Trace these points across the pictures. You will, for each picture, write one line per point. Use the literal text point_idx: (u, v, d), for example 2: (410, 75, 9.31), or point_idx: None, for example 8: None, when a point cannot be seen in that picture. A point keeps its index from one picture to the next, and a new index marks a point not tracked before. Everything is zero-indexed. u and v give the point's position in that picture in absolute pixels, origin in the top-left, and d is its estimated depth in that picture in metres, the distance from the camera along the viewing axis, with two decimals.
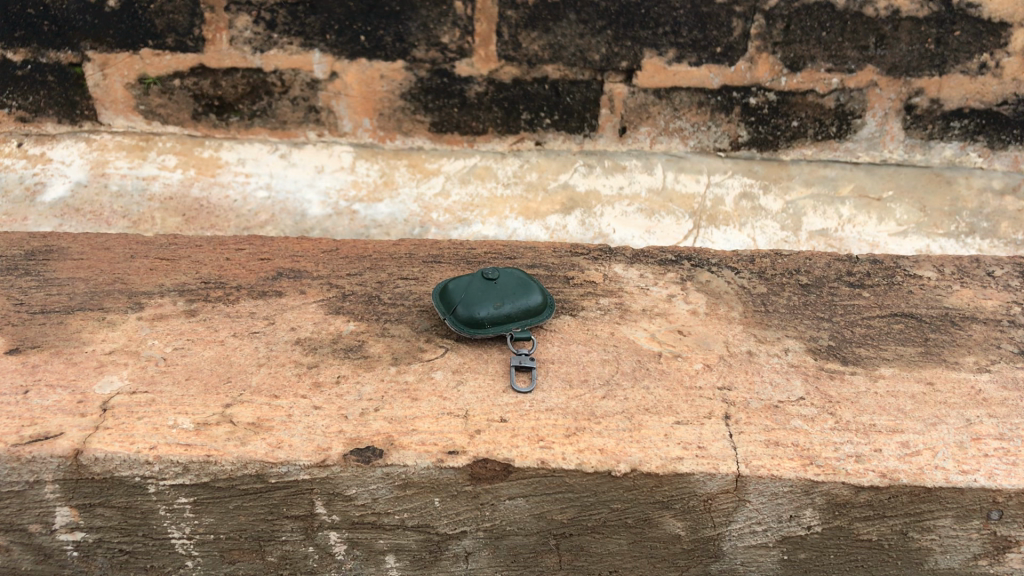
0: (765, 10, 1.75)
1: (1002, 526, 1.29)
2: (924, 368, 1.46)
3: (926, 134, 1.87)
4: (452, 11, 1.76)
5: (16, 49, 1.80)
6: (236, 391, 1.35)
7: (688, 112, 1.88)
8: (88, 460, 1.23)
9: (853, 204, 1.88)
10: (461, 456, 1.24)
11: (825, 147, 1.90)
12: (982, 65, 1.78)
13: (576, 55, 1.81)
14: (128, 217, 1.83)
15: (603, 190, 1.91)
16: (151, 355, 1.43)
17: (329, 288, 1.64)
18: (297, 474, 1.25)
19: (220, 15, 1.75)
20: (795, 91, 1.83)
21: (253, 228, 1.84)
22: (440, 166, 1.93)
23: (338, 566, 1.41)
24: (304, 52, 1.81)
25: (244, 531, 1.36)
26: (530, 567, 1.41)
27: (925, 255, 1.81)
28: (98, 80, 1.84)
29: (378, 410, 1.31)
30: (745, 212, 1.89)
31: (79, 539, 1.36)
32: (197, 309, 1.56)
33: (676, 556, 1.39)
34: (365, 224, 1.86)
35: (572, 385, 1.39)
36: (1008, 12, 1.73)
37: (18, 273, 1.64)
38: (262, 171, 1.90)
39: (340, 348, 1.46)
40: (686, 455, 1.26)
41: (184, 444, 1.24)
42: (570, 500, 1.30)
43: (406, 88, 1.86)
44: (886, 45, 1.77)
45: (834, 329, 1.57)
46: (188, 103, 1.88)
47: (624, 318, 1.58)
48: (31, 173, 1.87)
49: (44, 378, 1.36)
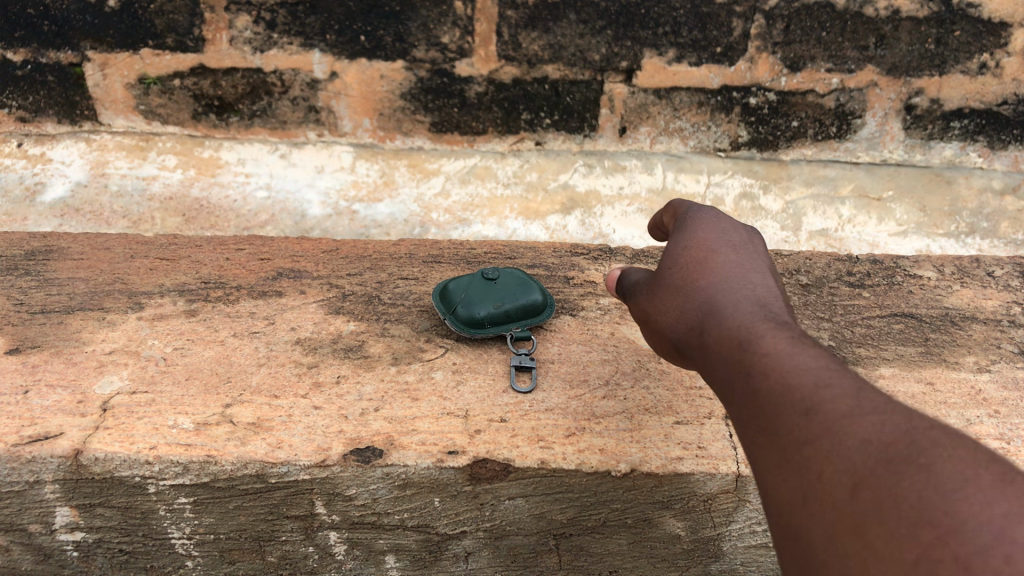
0: (765, 10, 1.74)
1: None
2: (924, 368, 1.46)
3: (926, 134, 1.88)
4: (452, 11, 1.75)
5: (16, 49, 1.80)
6: (236, 390, 1.35)
7: (688, 112, 1.89)
8: (87, 460, 1.23)
9: (853, 203, 1.88)
10: (461, 456, 1.24)
11: (825, 147, 1.91)
12: (982, 64, 1.78)
13: (576, 55, 1.81)
14: (128, 217, 1.82)
15: (602, 190, 1.91)
16: (151, 355, 1.43)
17: (329, 288, 1.64)
18: (297, 474, 1.25)
19: (220, 15, 1.74)
20: (795, 91, 1.84)
21: (252, 228, 1.84)
22: (439, 166, 1.94)
23: (338, 565, 1.42)
24: (304, 52, 1.81)
25: (244, 531, 1.36)
26: (530, 567, 1.42)
27: (925, 255, 1.81)
28: (98, 80, 1.84)
29: (378, 410, 1.31)
30: (745, 212, 1.88)
31: (79, 539, 1.37)
32: (197, 309, 1.56)
33: (676, 556, 1.39)
34: (365, 224, 1.86)
35: (572, 385, 1.39)
36: (1009, 12, 1.71)
37: (18, 273, 1.63)
38: (262, 171, 1.90)
39: (340, 348, 1.46)
40: (685, 455, 1.26)
41: (184, 444, 1.24)
42: (570, 500, 1.30)
43: (406, 88, 1.86)
44: (886, 45, 1.77)
45: (834, 329, 1.57)
46: (189, 103, 1.88)
47: (624, 318, 1.58)
48: (31, 173, 1.87)
49: (45, 378, 1.36)
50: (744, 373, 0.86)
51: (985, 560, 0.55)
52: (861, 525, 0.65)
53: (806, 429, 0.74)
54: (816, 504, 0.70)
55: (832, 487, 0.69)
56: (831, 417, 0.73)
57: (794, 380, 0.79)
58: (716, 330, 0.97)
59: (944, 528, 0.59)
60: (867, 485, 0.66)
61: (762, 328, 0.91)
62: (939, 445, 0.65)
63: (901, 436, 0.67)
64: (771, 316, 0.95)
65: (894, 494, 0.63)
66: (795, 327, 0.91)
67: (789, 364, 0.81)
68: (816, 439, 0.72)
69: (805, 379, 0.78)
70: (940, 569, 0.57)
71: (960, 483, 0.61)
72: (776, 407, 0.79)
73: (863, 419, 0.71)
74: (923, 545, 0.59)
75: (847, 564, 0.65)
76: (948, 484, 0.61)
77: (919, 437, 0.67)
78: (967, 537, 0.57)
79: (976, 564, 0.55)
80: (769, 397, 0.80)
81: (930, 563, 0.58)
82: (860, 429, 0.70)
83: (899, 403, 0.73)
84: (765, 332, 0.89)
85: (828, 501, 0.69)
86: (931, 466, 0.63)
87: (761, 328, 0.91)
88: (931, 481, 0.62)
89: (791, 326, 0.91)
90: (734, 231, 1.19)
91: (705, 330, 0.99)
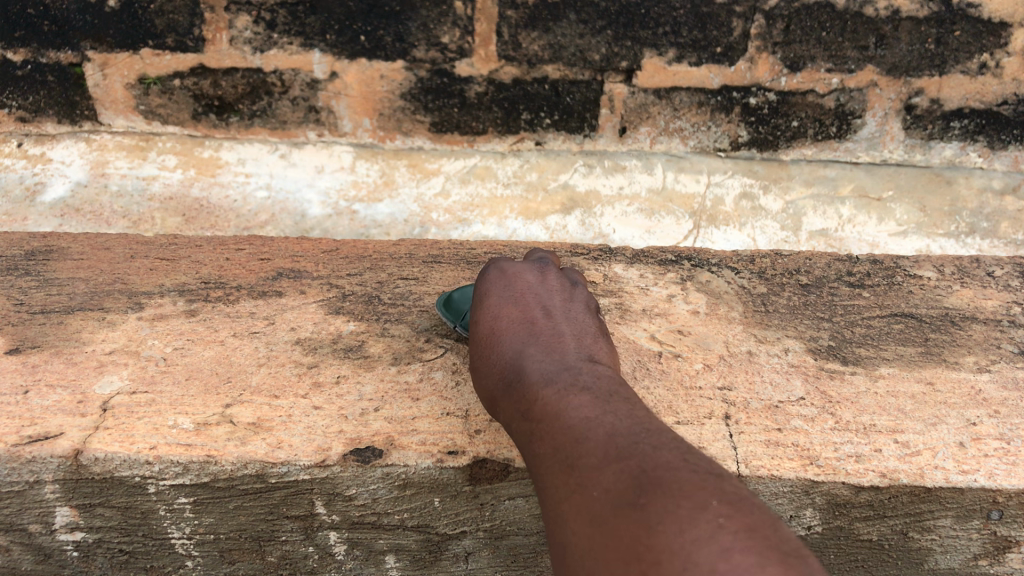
0: (765, 10, 1.74)
1: (1002, 525, 1.29)
2: (924, 368, 1.46)
3: (926, 134, 1.88)
4: (452, 11, 1.75)
5: (16, 49, 1.79)
6: (236, 390, 1.35)
7: (688, 112, 1.89)
8: (87, 460, 1.23)
9: (853, 203, 1.88)
10: (461, 456, 1.24)
11: (825, 147, 1.91)
12: (982, 64, 1.77)
13: (576, 55, 1.81)
14: (128, 217, 1.83)
15: (602, 189, 1.91)
16: (151, 355, 1.43)
17: (329, 288, 1.64)
18: (297, 474, 1.25)
19: (220, 15, 1.74)
20: (795, 91, 1.84)
21: (253, 228, 1.84)
22: (439, 166, 1.94)
23: (338, 565, 1.42)
24: (304, 52, 1.81)
25: (244, 531, 1.36)
26: (530, 567, 1.42)
27: (925, 255, 1.81)
28: (98, 80, 1.84)
29: (378, 410, 1.31)
30: (745, 212, 1.89)
31: (79, 539, 1.37)
32: (197, 309, 1.56)
33: None
34: (365, 224, 1.86)
35: None
36: (1009, 12, 1.71)
37: (18, 273, 1.63)
38: (262, 171, 1.90)
39: (340, 348, 1.46)
40: None
41: (184, 444, 1.24)
42: None
43: (406, 88, 1.86)
44: (886, 45, 1.76)
45: (834, 329, 1.56)
46: (188, 103, 1.88)
47: (624, 318, 1.58)
48: (31, 173, 1.87)
49: (45, 378, 1.36)
50: (528, 433, 1.03)
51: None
52: (596, 565, 0.81)
53: (563, 483, 0.90)
54: (570, 546, 0.86)
55: (578, 534, 0.85)
56: (582, 468, 0.89)
57: (561, 438, 0.95)
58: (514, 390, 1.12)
59: (647, 562, 0.76)
60: (603, 532, 0.82)
61: (548, 384, 1.07)
62: (656, 484, 0.82)
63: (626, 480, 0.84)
64: (561, 370, 1.10)
65: (621, 536, 0.80)
66: (582, 376, 1.08)
67: (560, 422, 0.98)
68: (571, 492, 0.88)
69: (570, 436, 0.94)
70: None
71: (664, 520, 0.78)
72: (547, 463, 0.95)
73: (606, 467, 0.87)
74: None
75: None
76: (658, 524, 0.78)
77: (639, 479, 0.84)
78: (663, 569, 0.74)
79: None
80: (544, 455, 0.97)
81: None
82: (598, 475, 0.87)
83: (636, 442, 0.89)
84: (541, 393, 1.04)
85: (576, 544, 0.85)
86: (645, 505, 0.80)
87: (549, 385, 1.06)
88: (645, 520, 0.79)
89: (577, 377, 1.07)
90: (543, 288, 1.37)
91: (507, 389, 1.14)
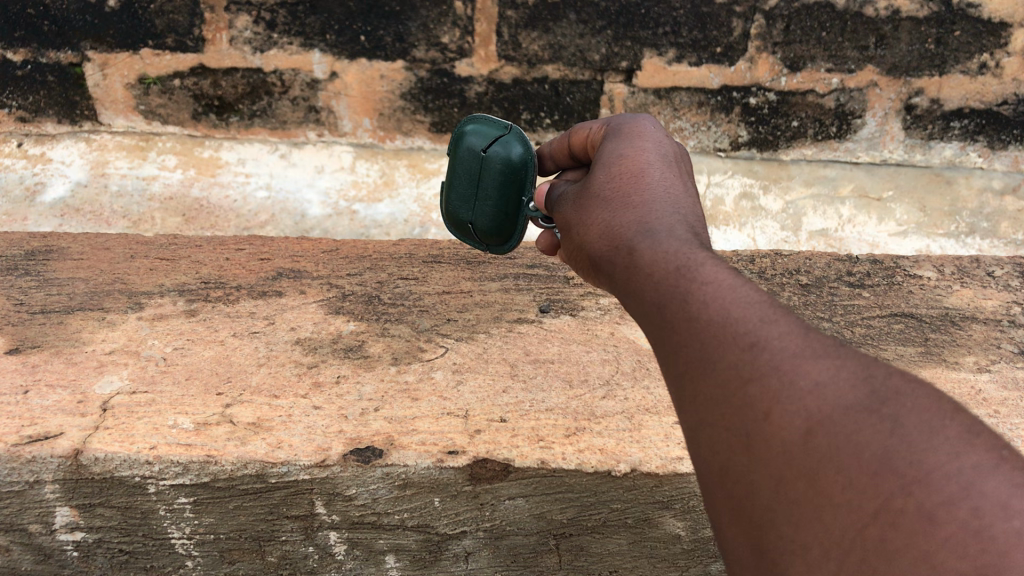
0: (765, 10, 1.74)
1: None
2: (924, 368, 1.46)
3: (926, 134, 1.88)
4: (452, 11, 1.75)
5: (16, 49, 1.80)
6: (236, 390, 1.35)
7: (688, 112, 1.88)
8: (87, 460, 1.23)
9: (853, 203, 1.88)
10: (461, 456, 1.24)
11: (826, 147, 1.92)
12: (982, 64, 1.78)
13: (576, 55, 1.81)
14: (128, 217, 1.82)
15: None
16: (151, 355, 1.43)
17: (329, 288, 1.64)
18: (297, 474, 1.24)
19: (220, 15, 1.74)
20: (795, 91, 1.84)
21: (253, 228, 1.83)
22: (439, 166, 1.94)
23: (338, 565, 1.42)
24: (304, 52, 1.81)
25: (244, 531, 1.36)
26: (531, 567, 1.42)
27: (925, 255, 1.81)
28: (98, 80, 1.84)
29: (378, 410, 1.32)
30: (745, 212, 1.88)
31: (79, 539, 1.37)
32: (197, 309, 1.56)
33: (676, 556, 1.39)
34: (365, 224, 1.85)
35: (572, 384, 1.39)
36: (1009, 12, 1.71)
37: (18, 273, 1.63)
38: (262, 171, 1.90)
39: (340, 348, 1.46)
40: (686, 455, 1.26)
41: (184, 444, 1.24)
42: (570, 500, 1.29)
43: (406, 88, 1.87)
44: (886, 45, 1.77)
45: (834, 329, 1.56)
46: (188, 103, 1.88)
47: (624, 318, 1.59)
48: (31, 173, 1.86)
49: (44, 378, 1.36)
50: (663, 306, 0.73)
51: (951, 513, 0.50)
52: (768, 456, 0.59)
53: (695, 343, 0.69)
54: (744, 450, 0.60)
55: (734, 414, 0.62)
56: (780, 358, 0.61)
57: (735, 313, 0.66)
58: (643, 260, 0.81)
59: (901, 478, 0.52)
60: (824, 434, 0.56)
61: (700, 253, 0.78)
62: (898, 394, 0.57)
63: (866, 388, 0.58)
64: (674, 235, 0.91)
65: (849, 438, 0.55)
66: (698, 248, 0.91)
67: (730, 296, 0.68)
68: (752, 374, 0.62)
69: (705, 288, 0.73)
70: (887, 514, 0.52)
71: (922, 438, 0.54)
72: (711, 344, 0.66)
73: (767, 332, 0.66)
74: (881, 496, 0.52)
75: (768, 509, 0.58)
76: (913, 435, 0.54)
77: (879, 386, 0.58)
78: (928, 492, 0.51)
79: (942, 516, 0.50)
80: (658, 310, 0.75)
81: (883, 512, 0.52)
82: (815, 371, 0.59)
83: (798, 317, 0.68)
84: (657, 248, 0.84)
85: (767, 454, 0.59)
86: (895, 418, 0.55)
87: (698, 254, 0.77)
88: (897, 435, 0.54)
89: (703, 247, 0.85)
90: (669, 156, 1.07)
91: (630, 254, 0.85)
